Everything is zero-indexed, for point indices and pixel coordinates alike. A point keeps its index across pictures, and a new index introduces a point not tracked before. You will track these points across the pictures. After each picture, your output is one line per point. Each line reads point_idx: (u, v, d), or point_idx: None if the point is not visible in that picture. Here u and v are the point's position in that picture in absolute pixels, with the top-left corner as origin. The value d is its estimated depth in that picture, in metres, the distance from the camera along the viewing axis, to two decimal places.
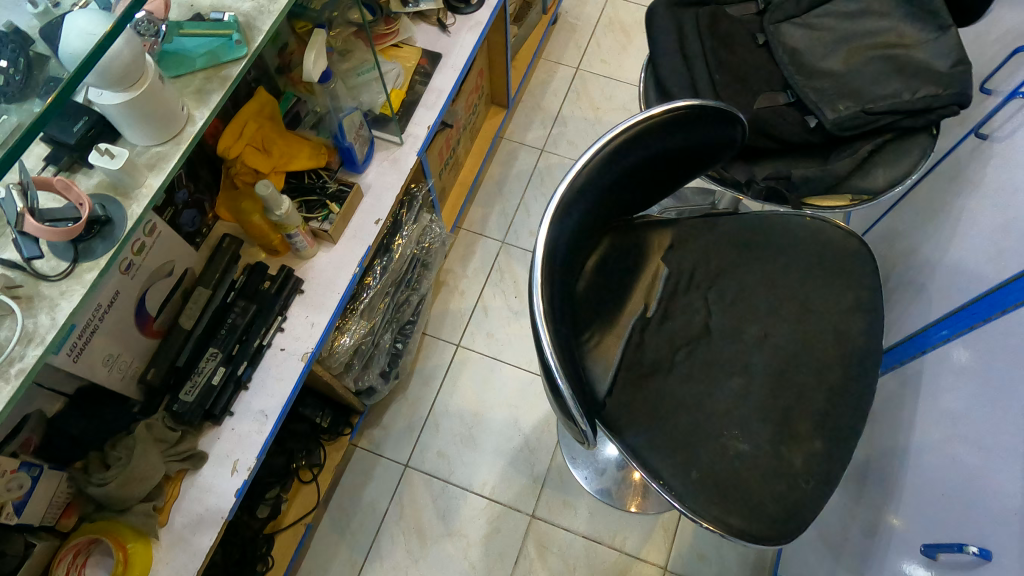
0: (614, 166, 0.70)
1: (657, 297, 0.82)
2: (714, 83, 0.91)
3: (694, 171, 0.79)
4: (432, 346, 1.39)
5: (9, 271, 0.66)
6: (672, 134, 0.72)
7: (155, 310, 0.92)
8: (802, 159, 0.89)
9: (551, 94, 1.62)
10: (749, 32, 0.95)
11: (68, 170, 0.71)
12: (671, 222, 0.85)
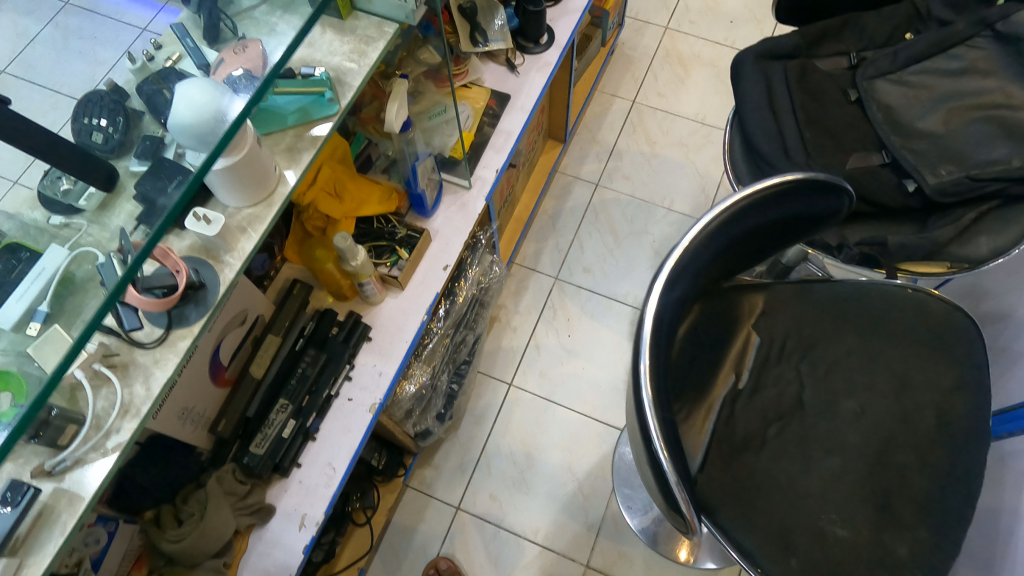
0: (719, 241, 0.66)
1: (748, 367, 0.78)
2: (805, 140, 0.88)
3: (797, 240, 0.76)
4: (484, 384, 1.37)
5: (104, 337, 0.64)
6: (777, 207, 0.69)
7: (227, 358, 0.91)
8: (897, 223, 0.86)
9: (607, 127, 1.60)
10: (840, 87, 0.92)
11: (158, 230, 0.69)
12: (764, 286, 0.81)
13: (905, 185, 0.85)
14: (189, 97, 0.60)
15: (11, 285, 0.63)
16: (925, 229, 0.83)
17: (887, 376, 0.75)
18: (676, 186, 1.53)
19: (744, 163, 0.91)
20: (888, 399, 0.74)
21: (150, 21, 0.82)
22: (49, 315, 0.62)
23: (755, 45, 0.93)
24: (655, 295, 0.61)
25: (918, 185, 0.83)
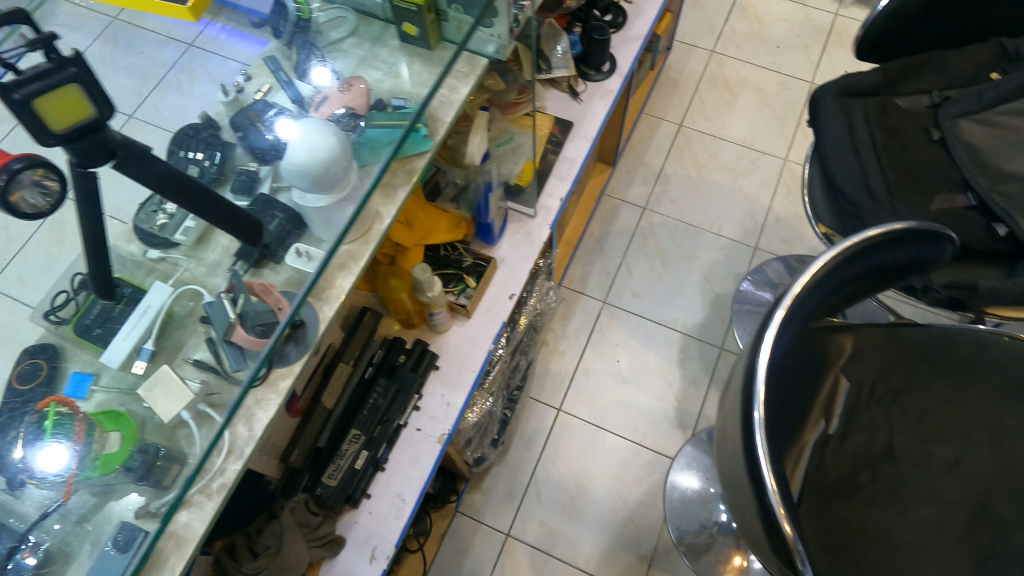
0: (825, 288, 0.65)
1: (838, 412, 0.76)
2: (887, 179, 0.87)
3: (897, 283, 0.74)
4: (534, 409, 1.36)
5: (203, 374, 0.63)
6: (882, 254, 0.67)
7: (300, 388, 0.91)
8: (981, 267, 0.83)
9: (653, 150, 1.60)
10: (922, 126, 0.91)
11: (255, 266, 0.68)
12: (851, 326, 0.80)
13: (995, 229, 0.83)
14: (304, 141, 0.61)
15: (119, 320, 0.65)
16: (1014, 274, 0.80)
17: (982, 425, 0.73)
18: (724, 212, 1.52)
19: (823, 197, 0.91)
20: (984, 449, 0.72)
21: (196, 36, 0.85)
22: (154, 353, 0.64)
23: (835, 81, 0.92)
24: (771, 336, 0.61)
25: (1009, 229, 0.81)
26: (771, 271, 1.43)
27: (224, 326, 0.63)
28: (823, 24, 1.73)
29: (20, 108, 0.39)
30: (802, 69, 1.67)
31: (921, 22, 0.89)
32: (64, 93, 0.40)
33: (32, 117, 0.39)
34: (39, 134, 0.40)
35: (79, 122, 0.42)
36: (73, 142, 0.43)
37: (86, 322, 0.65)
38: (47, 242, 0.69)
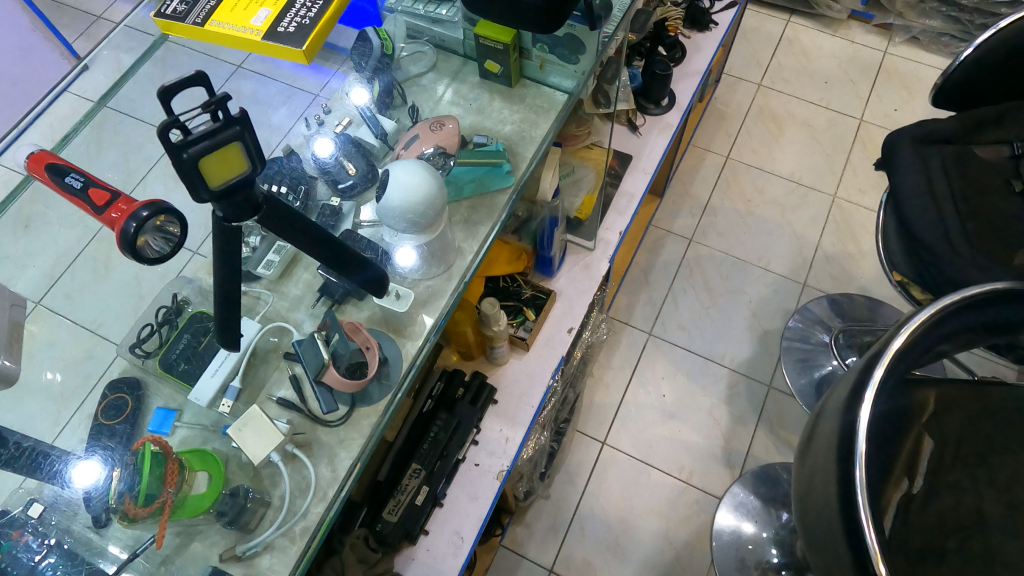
0: (924, 343, 0.62)
1: (922, 471, 0.74)
2: (969, 232, 0.84)
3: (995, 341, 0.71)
4: (578, 442, 1.34)
5: (288, 411, 0.64)
6: (981, 312, 0.64)
7: None
8: None
9: (700, 181, 1.65)
10: (1004, 179, 0.89)
11: (337, 301, 0.69)
12: (932, 380, 0.79)
13: None
14: (402, 183, 0.60)
15: (203, 358, 0.66)
16: None
17: None
18: (772, 246, 1.55)
19: (898, 248, 0.90)
20: None
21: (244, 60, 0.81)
22: (239, 391, 0.64)
23: (908, 129, 0.94)
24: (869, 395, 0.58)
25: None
26: (819, 310, 1.44)
27: (316, 367, 0.62)
28: (873, 61, 1.82)
29: (187, 167, 0.36)
30: (852, 104, 1.75)
31: (1013, 74, 0.88)
32: (227, 151, 0.37)
33: (195, 176, 0.36)
34: (199, 192, 0.37)
35: (233, 180, 0.38)
36: (225, 200, 0.39)
37: (170, 356, 0.66)
38: (97, 257, 0.75)
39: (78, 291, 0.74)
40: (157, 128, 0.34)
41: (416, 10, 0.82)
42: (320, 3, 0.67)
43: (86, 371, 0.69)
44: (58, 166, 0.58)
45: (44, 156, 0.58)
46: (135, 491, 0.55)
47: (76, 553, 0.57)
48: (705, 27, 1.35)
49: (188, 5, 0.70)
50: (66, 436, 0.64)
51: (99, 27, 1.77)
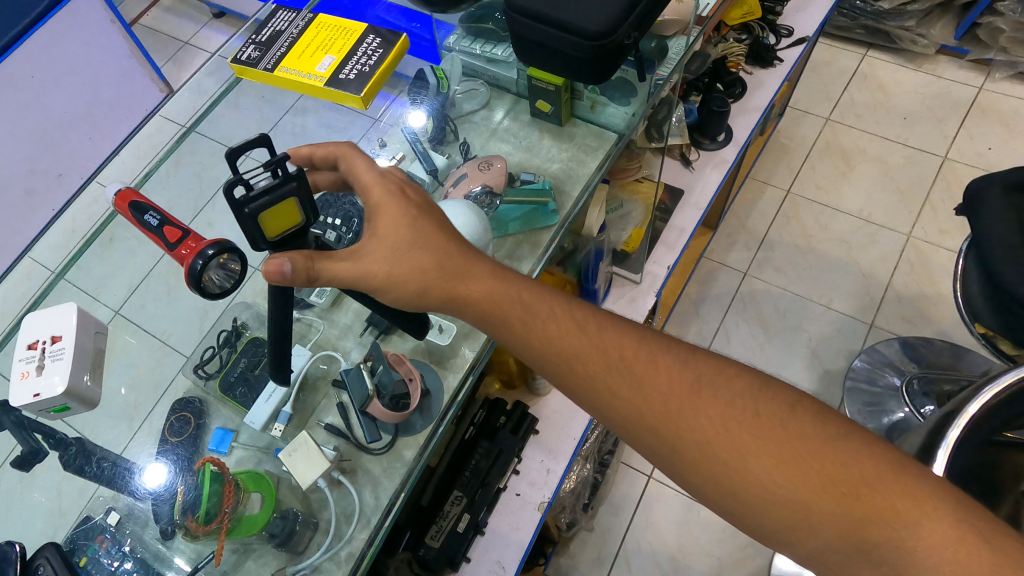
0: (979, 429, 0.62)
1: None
2: None
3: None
4: (623, 473, 1.31)
5: (333, 438, 0.67)
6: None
7: None
8: None
9: (757, 215, 1.61)
10: None
11: (384, 332, 0.73)
12: None
13: None
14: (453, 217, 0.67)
15: (260, 383, 0.70)
16: None
17: None
18: (835, 284, 1.50)
19: (983, 299, 0.85)
20: None
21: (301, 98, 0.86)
22: (289, 416, 0.68)
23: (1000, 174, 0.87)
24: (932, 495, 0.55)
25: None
26: (890, 352, 1.37)
27: (362, 398, 0.65)
28: (963, 97, 1.73)
29: (247, 217, 0.46)
30: (934, 141, 1.67)
31: None
32: (282, 204, 0.47)
33: (251, 225, 0.46)
34: (254, 238, 0.47)
35: (287, 232, 0.49)
36: (276, 243, 0.50)
37: (230, 379, 0.71)
38: (170, 271, 0.81)
39: (153, 302, 0.81)
40: (222, 190, 0.42)
41: (473, 50, 0.85)
42: (379, 53, 0.74)
43: (155, 382, 0.75)
44: (140, 204, 0.65)
45: (128, 193, 0.65)
46: (195, 509, 0.61)
47: (148, 562, 0.64)
48: (770, 63, 1.33)
49: (261, 51, 0.76)
50: (138, 449, 0.69)
51: (186, 52, 1.92)
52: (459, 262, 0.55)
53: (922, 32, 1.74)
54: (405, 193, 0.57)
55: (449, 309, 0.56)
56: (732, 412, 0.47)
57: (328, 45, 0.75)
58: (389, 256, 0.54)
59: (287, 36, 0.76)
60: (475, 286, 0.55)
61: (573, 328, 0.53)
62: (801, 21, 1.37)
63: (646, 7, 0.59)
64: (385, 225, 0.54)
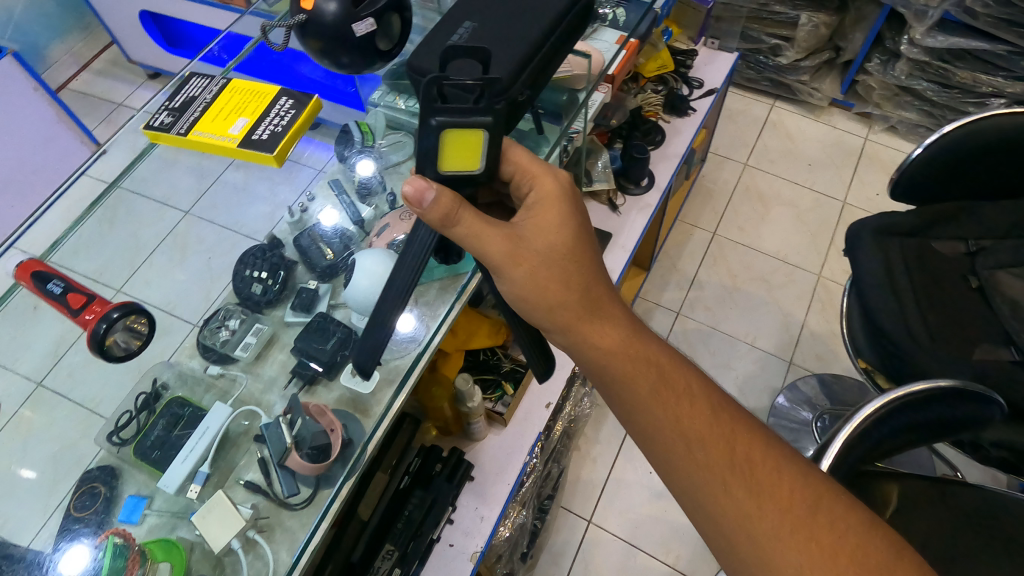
0: (864, 445, 0.78)
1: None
2: (926, 323, 1.00)
3: (951, 437, 0.82)
4: (564, 518, 1.32)
5: (252, 495, 0.66)
6: (912, 411, 0.79)
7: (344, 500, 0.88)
8: None
9: (688, 256, 1.75)
10: (960, 274, 1.07)
11: (308, 384, 0.74)
12: (897, 476, 0.85)
13: None
14: (369, 271, 0.73)
15: (178, 443, 0.69)
16: None
17: None
18: (759, 322, 1.63)
19: (862, 334, 1.06)
20: None
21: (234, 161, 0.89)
22: (206, 476, 0.67)
23: (872, 222, 1.10)
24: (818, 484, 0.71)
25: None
26: (808, 388, 1.50)
27: (279, 451, 0.66)
28: (854, 146, 1.95)
29: (434, 128, 0.51)
30: (835, 186, 1.87)
31: (954, 178, 1.06)
32: (467, 133, 0.52)
33: (433, 138, 0.51)
34: (431, 152, 0.52)
35: (457, 171, 0.54)
36: (447, 174, 0.54)
37: (145, 444, 0.69)
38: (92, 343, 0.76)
39: (80, 369, 0.78)
40: (424, 87, 0.48)
41: (397, 104, 0.90)
42: (291, 114, 0.77)
43: (77, 455, 0.71)
44: (42, 274, 0.73)
45: (30, 265, 0.73)
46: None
47: None
48: (684, 113, 1.54)
49: (174, 116, 0.78)
50: (41, 538, 0.64)
51: (120, 114, 1.91)
52: (602, 305, 0.63)
53: (816, 87, 1.96)
54: (570, 195, 0.63)
55: (575, 334, 0.62)
56: (826, 534, 0.51)
57: (241, 107, 0.77)
58: (538, 260, 0.59)
59: (200, 101, 0.78)
60: (611, 333, 0.62)
61: (688, 391, 0.60)
62: (709, 74, 1.61)
63: (536, 68, 0.68)
64: (546, 223, 0.60)
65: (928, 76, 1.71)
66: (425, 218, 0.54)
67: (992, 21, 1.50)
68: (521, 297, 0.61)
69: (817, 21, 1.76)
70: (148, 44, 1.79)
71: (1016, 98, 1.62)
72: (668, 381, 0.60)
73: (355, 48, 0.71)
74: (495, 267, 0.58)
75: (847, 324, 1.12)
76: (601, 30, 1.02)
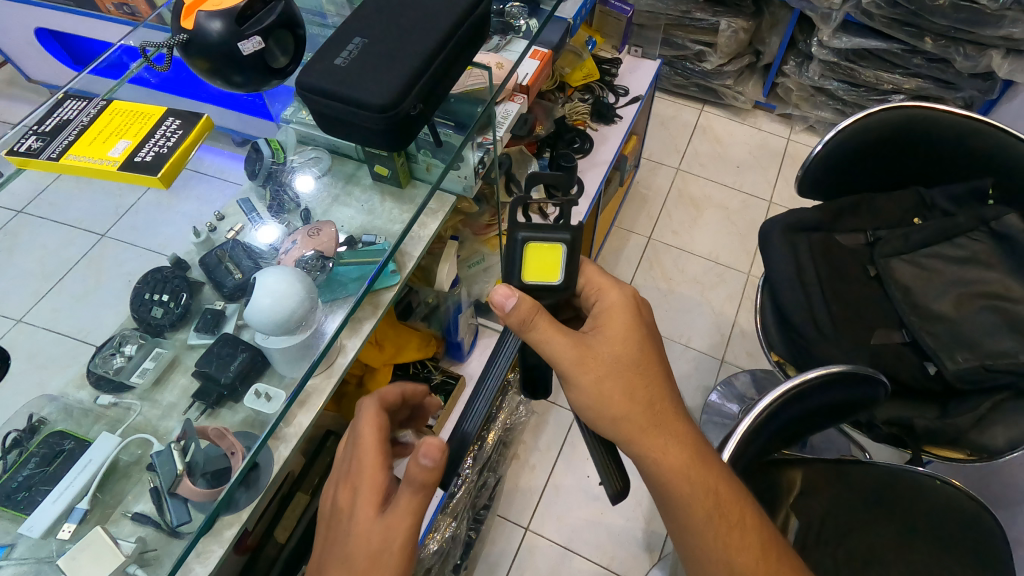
0: (769, 426, 0.85)
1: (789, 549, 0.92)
2: (831, 311, 1.07)
3: (844, 418, 0.96)
4: (501, 527, 1.33)
5: (141, 526, 0.65)
6: (809, 395, 0.87)
7: (254, 526, 0.96)
8: (923, 402, 1.03)
9: (624, 262, 1.79)
10: (861, 263, 1.15)
11: (211, 406, 0.73)
12: (801, 462, 1.00)
13: (927, 367, 1.04)
14: (270, 289, 0.67)
15: (54, 479, 0.65)
16: (946, 414, 0.99)
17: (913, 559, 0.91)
18: (691, 324, 1.68)
19: (775, 330, 1.13)
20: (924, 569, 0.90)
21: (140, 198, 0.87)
22: (84, 513, 0.63)
23: (783, 219, 1.14)
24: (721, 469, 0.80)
25: (939, 368, 1.00)
26: (737, 385, 1.55)
27: (171, 478, 0.65)
28: (778, 147, 2.04)
29: (518, 242, 0.64)
30: (761, 186, 1.95)
31: (850, 175, 1.15)
32: (547, 247, 0.64)
33: (518, 251, 0.64)
34: (517, 263, 0.64)
35: (538, 281, 0.65)
36: (531, 284, 0.65)
37: (9, 486, 0.64)
38: None
39: None
40: (511, 210, 0.63)
41: (308, 120, 0.89)
42: (178, 134, 0.80)
43: None
44: None
45: None
46: None
47: None
48: (610, 120, 1.58)
49: (43, 141, 0.77)
50: None
51: None
52: (663, 421, 0.67)
53: (740, 90, 2.05)
54: (637, 313, 0.71)
55: (638, 448, 0.66)
56: None
57: (122, 130, 0.79)
58: (605, 368, 0.66)
59: (75, 124, 0.79)
60: (672, 453, 0.66)
61: (734, 514, 0.66)
62: (634, 82, 1.66)
63: (428, 82, 0.71)
64: (611, 333, 0.68)
65: (838, 76, 1.82)
66: (505, 320, 0.63)
67: (885, 22, 1.62)
68: (589, 407, 0.66)
69: (735, 26, 1.84)
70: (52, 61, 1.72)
71: (913, 94, 1.76)
72: (718, 501, 0.66)
73: (247, 68, 0.71)
74: (566, 371, 0.66)
75: (761, 320, 1.18)
76: (516, 42, 1.05)
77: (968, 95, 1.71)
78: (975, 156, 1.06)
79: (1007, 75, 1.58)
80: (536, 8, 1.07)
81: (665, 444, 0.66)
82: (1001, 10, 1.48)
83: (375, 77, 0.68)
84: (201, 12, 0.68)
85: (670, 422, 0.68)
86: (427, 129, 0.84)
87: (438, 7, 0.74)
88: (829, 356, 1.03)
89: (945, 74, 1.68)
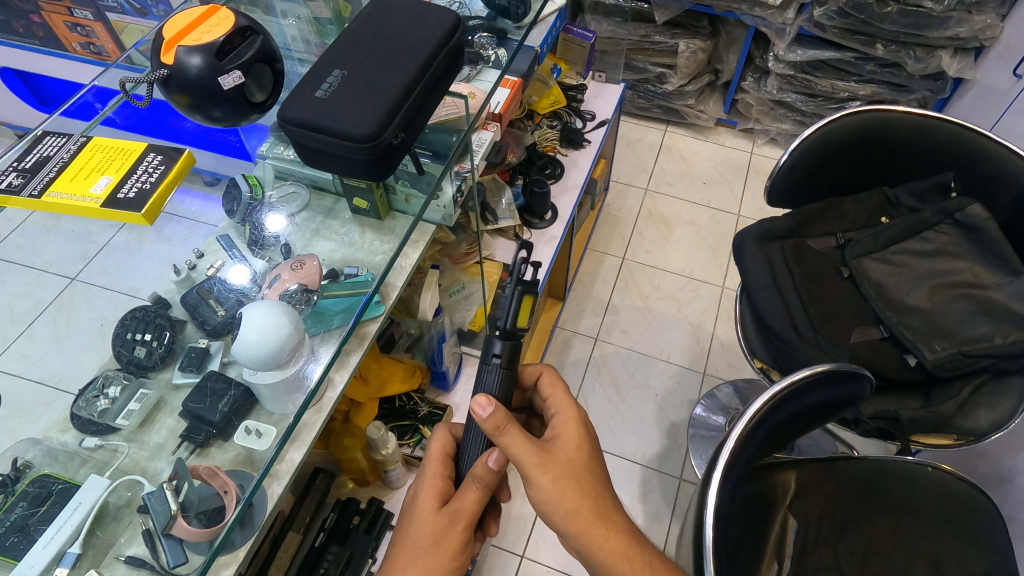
0: (751, 443, 0.84)
1: (789, 551, 0.93)
2: (808, 311, 1.10)
3: (832, 415, 0.98)
4: (496, 557, 1.30)
5: (135, 570, 0.64)
6: (794, 399, 0.89)
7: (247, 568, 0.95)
8: (907, 394, 1.05)
9: (600, 282, 1.82)
10: (834, 266, 1.19)
11: (202, 444, 0.71)
12: (794, 464, 1.01)
13: (907, 358, 1.07)
14: (257, 323, 0.67)
15: (48, 519, 0.64)
16: (930, 402, 1.02)
17: (909, 547, 0.92)
18: (671, 339, 1.70)
19: (755, 336, 1.16)
20: (922, 558, 0.91)
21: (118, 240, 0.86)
22: (76, 557, 0.63)
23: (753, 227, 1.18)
24: (716, 478, 0.77)
25: (919, 359, 1.04)
26: (721, 396, 1.57)
27: (164, 520, 0.65)
28: (742, 162, 2.12)
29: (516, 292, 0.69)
30: (728, 201, 2.01)
31: (813, 184, 1.19)
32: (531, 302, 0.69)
33: (514, 301, 0.68)
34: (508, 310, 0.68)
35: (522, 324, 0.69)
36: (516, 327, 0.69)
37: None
38: None
39: None
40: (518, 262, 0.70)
41: (285, 156, 0.90)
42: (161, 170, 0.80)
43: None
44: None
45: None
46: None
47: None
48: (579, 145, 1.63)
49: (24, 178, 0.77)
50: None
51: None
52: (608, 513, 0.68)
53: (701, 109, 2.13)
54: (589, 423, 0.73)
55: (584, 538, 0.67)
56: None
57: (103, 167, 0.78)
58: (562, 469, 0.67)
59: (56, 161, 0.79)
60: (614, 540, 0.68)
61: None
62: (600, 107, 1.72)
63: (409, 111, 0.72)
64: (567, 439, 0.70)
65: (795, 88, 1.91)
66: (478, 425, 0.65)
67: (837, 32, 1.71)
68: (544, 504, 0.67)
69: (693, 47, 1.92)
70: (13, 103, 1.74)
71: (869, 99, 1.85)
72: None
73: (227, 102, 0.71)
74: (526, 472, 0.66)
75: (742, 330, 1.20)
76: (484, 71, 1.06)
77: (921, 96, 1.81)
78: (929, 154, 1.12)
79: (956, 73, 1.69)
80: (503, 39, 1.11)
81: (610, 536, 0.68)
82: (945, 12, 1.58)
83: (356, 108, 0.69)
84: (181, 48, 0.68)
85: (615, 511, 0.69)
86: (407, 159, 0.85)
87: (417, 36, 0.76)
88: (811, 356, 1.05)
89: (898, 78, 1.78)
